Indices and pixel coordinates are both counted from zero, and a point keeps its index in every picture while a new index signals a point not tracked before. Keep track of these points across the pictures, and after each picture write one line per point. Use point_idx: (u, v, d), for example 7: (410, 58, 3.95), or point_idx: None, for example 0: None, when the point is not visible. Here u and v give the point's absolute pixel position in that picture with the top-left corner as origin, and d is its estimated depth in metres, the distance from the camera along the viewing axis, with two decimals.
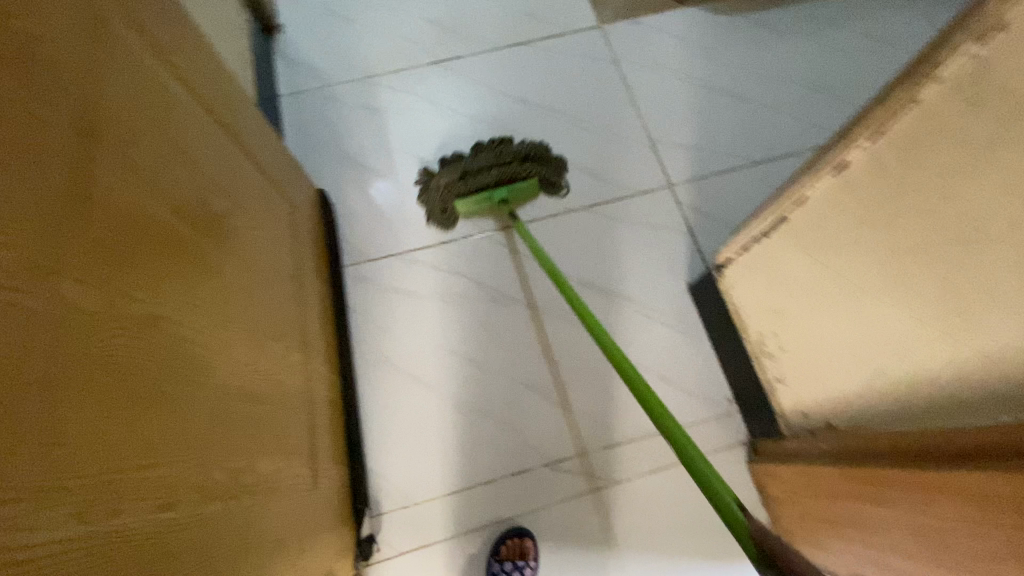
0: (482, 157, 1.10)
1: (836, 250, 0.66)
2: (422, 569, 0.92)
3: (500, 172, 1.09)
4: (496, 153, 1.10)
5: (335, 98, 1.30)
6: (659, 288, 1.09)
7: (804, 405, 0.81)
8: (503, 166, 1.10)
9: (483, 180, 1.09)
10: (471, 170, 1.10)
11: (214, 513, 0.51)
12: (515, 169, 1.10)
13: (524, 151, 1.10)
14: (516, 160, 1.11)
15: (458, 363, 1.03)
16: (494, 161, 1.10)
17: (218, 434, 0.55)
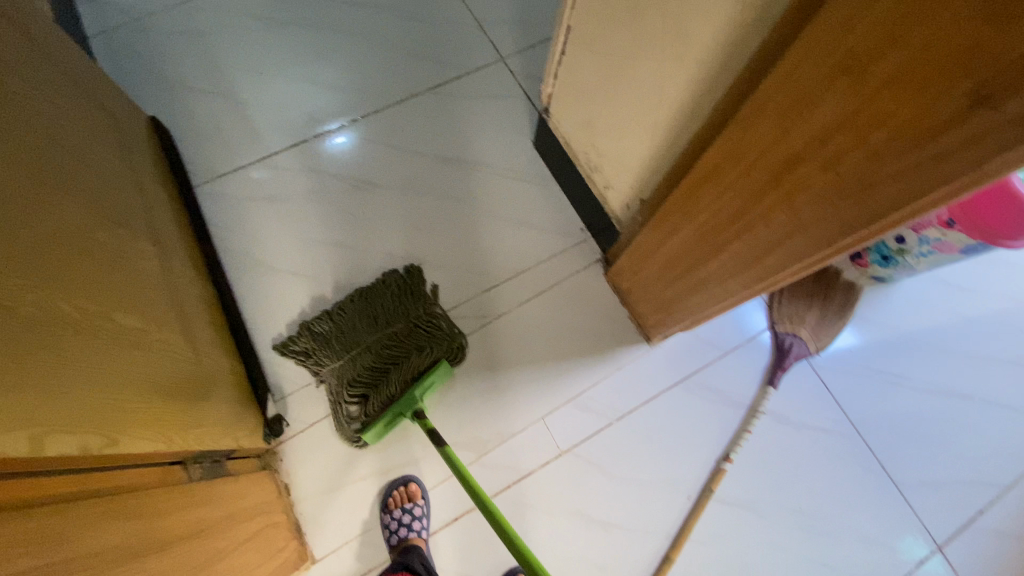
0: (364, 336, 0.95)
1: (602, 37, 0.77)
2: (333, 433, 0.96)
3: (400, 373, 0.92)
4: (377, 317, 0.96)
5: (151, 30, 1.24)
6: (508, 149, 1.19)
7: (625, 197, 0.94)
8: (392, 331, 0.96)
9: (388, 390, 0.92)
10: (366, 363, 0.93)
11: (34, 331, 0.50)
12: (413, 359, 0.94)
13: (406, 318, 0.97)
14: (411, 347, 0.94)
15: (331, 249, 1.09)
16: (378, 338, 0.95)
17: (27, 271, 0.53)
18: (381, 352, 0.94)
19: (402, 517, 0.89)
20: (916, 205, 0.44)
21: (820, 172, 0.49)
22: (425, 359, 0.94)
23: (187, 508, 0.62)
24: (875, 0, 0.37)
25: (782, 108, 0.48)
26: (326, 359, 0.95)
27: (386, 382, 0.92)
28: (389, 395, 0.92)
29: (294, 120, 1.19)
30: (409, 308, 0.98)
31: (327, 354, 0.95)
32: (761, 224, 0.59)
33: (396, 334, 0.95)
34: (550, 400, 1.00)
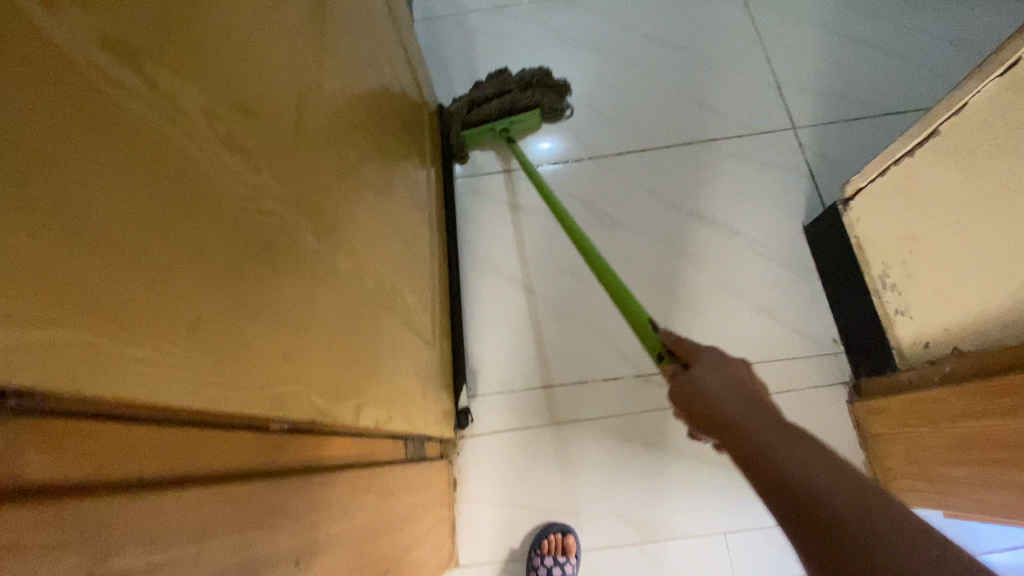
0: (485, 88, 1.17)
1: (993, 157, 0.64)
2: (507, 451, 0.96)
3: (503, 103, 1.14)
4: (501, 85, 1.16)
5: (465, 25, 1.37)
6: (770, 225, 1.08)
7: (928, 335, 0.78)
8: (506, 87, 1.16)
9: (490, 109, 1.15)
10: (480, 100, 1.17)
11: (372, 306, 0.54)
12: (516, 94, 1.14)
13: (531, 79, 1.16)
14: (516, 86, 1.15)
15: (558, 272, 1.08)
16: (495, 89, 1.16)
17: (372, 243, 0.58)
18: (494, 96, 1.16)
19: (552, 568, 0.85)
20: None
21: None
22: (525, 95, 1.13)
23: (405, 489, 0.66)
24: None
25: None
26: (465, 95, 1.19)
27: (489, 103, 1.15)
28: (496, 108, 1.14)
29: None
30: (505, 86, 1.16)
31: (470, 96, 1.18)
32: None
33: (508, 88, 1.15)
34: (738, 514, 0.89)
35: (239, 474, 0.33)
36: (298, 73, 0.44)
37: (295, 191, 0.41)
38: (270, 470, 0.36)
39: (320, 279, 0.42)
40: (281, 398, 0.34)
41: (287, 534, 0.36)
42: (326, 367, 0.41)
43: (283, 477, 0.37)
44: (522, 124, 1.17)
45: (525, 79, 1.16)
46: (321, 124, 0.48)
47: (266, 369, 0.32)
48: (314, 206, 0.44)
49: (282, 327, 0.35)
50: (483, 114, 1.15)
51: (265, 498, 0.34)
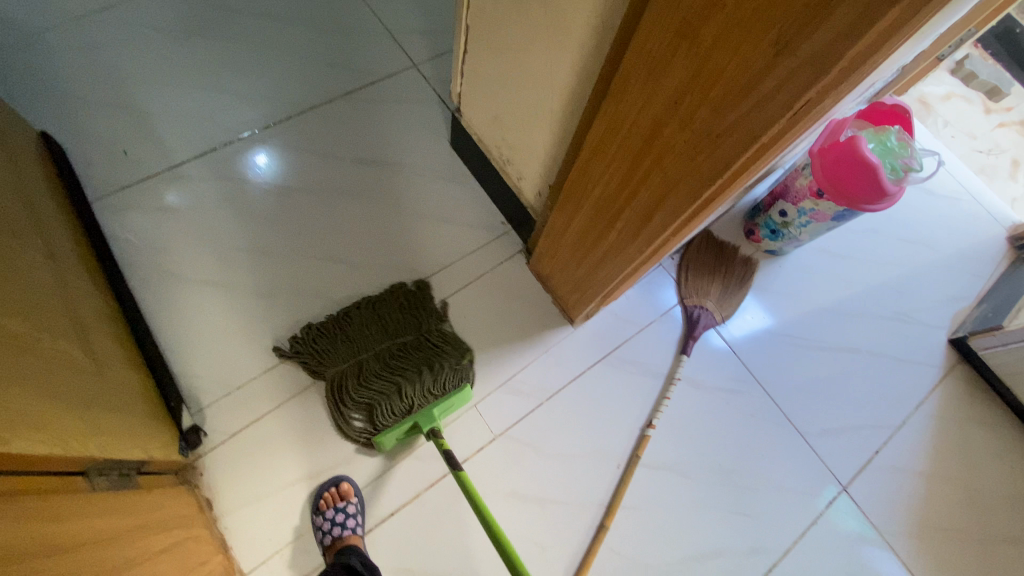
0: (376, 340, 0.99)
1: (496, 31, 0.82)
2: (255, 443, 0.93)
3: (405, 355, 0.97)
4: (383, 326, 1.01)
5: (42, 43, 1.19)
6: (425, 150, 1.22)
7: (537, 187, 0.99)
8: (400, 342, 0.99)
9: (392, 374, 0.95)
10: (369, 370, 0.95)
11: None
12: (437, 373, 0.96)
13: (413, 329, 1.02)
14: (412, 335, 1.01)
15: (253, 257, 1.07)
16: (390, 342, 0.99)
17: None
18: (394, 356, 0.97)
19: (335, 516, 0.87)
20: (755, 147, 0.50)
21: (682, 137, 0.55)
22: (443, 371, 0.96)
23: (91, 514, 0.59)
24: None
25: (644, 78, 0.55)
26: (330, 360, 0.97)
27: (404, 375, 0.94)
28: (410, 399, 0.92)
29: (202, 141, 1.15)
30: (412, 321, 1.03)
31: (331, 355, 0.97)
32: (642, 188, 0.66)
33: (411, 343, 0.99)
34: (481, 386, 1.02)
35: None
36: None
37: None
38: None
39: None
40: None
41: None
42: None
43: None
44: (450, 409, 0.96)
45: (417, 338, 1.01)
46: None
47: None
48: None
49: None
50: (398, 409, 0.92)
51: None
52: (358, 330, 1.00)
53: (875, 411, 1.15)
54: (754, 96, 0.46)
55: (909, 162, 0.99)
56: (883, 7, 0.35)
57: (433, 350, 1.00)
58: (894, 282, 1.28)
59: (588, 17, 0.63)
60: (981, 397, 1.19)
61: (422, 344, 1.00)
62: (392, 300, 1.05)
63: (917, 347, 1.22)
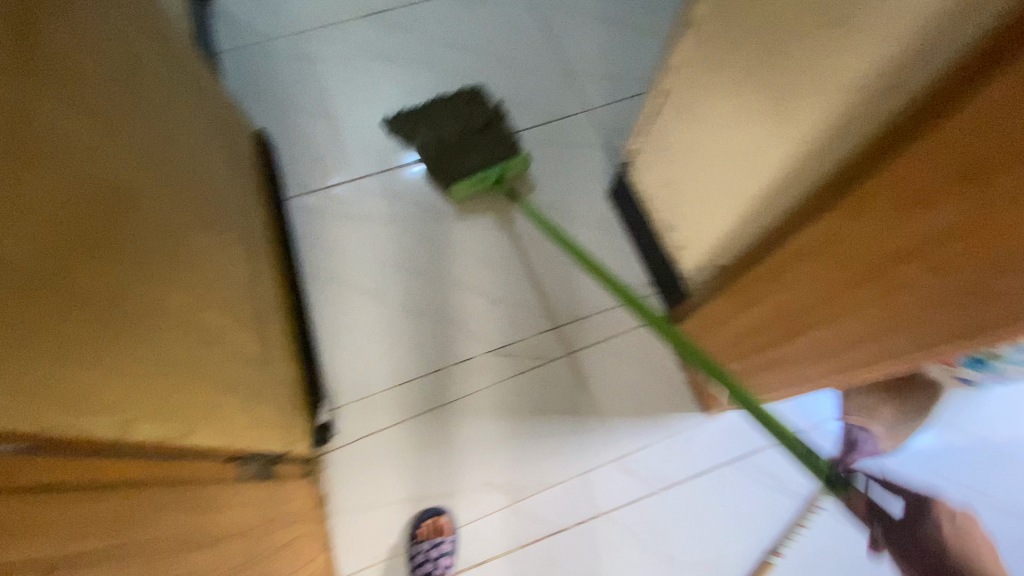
0: (453, 125, 1.16)
1: (699, 104, 0.77)
2: (373, 453, 0.97)
3: (486, 154, 1.14)
4: (461, 118, 1.17)
5: (277, 53, 1.37)
6: (583, 196, 1.20)
7: (699, 263, 0.92)
8: (470, 125, 1.17)
9: (473, 164, 1.13)
10: (447, 140, 1.15)
11: (147, 323, 0.54)
12: (482, 129, 1.17)
13: (486, 114, 1.18)
14: (482, 122, 1.17)
15: (405, 273, 1.12)
16: (460, 127, 1.16)
17: (147, 265, 0.57)
18: (462, 137, 1.15)
19: (429, 551, 0.88)
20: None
21: (933, 279, 0.47)
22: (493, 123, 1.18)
23: (237, 506, 0.65)
24: (987, 131, 0.36)
25: (890, 207, 0.47)
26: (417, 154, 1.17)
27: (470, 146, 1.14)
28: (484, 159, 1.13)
29: (378, 149, 1.25)
30: (478, 108, 1.19)
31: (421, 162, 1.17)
32: (856, 311, 0.57)
33: (478, 127, 1.16)
34: (593, 455, 0.97)
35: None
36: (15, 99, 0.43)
37: (28, 213, 0.41)
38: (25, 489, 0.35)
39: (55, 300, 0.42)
40: None
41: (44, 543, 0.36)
42: (60, 382, 0.41)
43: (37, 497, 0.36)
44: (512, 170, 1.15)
45: (487, 119, 1.18)
46: (71, 148, 0.49)
47: None
48: (52, 229, 0.44)
49: None
50: (469, 168, 1.13)
51: (6, 503, 0.33)
52: (422, 111, 1.19)
53: None
54: None
55: None
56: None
57: (496, 116, 1.19)
58: None
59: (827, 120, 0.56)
60: None
61: (473, 106, 1.20)
62: (461, 98, 1.21)
63: None
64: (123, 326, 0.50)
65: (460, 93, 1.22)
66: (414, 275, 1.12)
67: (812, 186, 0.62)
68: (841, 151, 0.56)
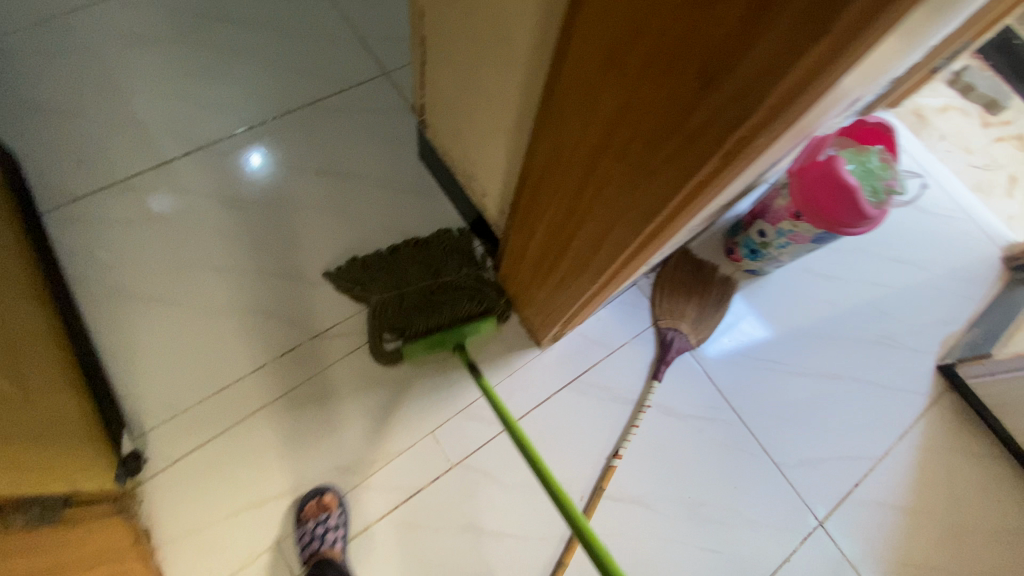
0: (418, 283, 0.99)
1: (449, 44, 0.78)
2: (200, 469, 0.89)
3: (449, 303, 0.97)
4: (427, 264, 1.04)
5: (5, 49, 1.16)
6: (394, 161, 1.17)
7: (499, 204, 0.95)
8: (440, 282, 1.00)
9: (435, 316, 0.96)
10: (406, 292, 0.99)
11: None
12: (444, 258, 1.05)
13: (453, 263, 1.04)
14: (459, 286, 1.00)
15: (208, 272, 1.03)
16: (426, 275, 1.02)
17: None
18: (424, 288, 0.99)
19: (316, 529, 0.85)
20: (696, 183, 0.45)
21: (618, 168, 0.51)
22: (453, 268, 1.03)
23: None
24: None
25: (579, 101, 0.51)
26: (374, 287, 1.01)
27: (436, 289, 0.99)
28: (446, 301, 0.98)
29: (157, 144, 1.12)
30: (450, 256, 1.06)
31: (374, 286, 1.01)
32: (588, 216, 0.61)
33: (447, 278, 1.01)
34: (438, 413, 0.97)
35: None
36: None
37: None
38: None
39: None
40: None
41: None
42: None
43: None
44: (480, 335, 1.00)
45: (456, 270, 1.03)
46: None
47: None
48: None
49: None
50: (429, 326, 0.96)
51: None
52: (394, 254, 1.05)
53: (856, 442, 1.10)
54: (682, 133, 0.42)
55: (892, 184, 0.94)
56: (827, 12, 0.29)
57: (465, 266, 1.05)
58: (880, 304, 1.23)
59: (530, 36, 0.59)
60: (969, 427, 1.14)
61: (451, 260, 1.04)
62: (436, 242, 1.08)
63: (903, 374, 1.17)
64: None
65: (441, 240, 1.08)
66: (218, 273, 1.03)
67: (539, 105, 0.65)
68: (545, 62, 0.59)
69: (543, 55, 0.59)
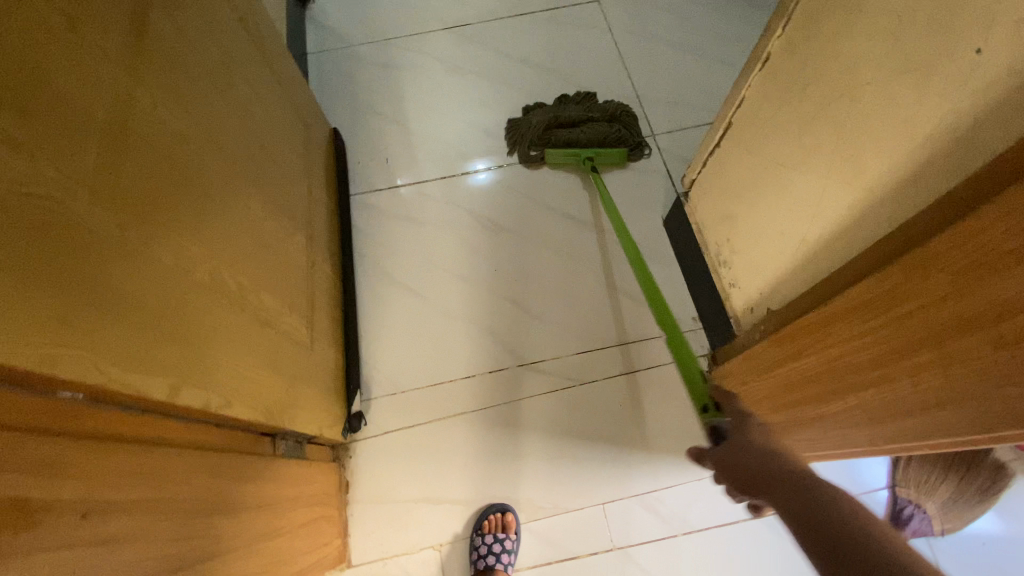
0: (572, 110, 1.25)
1: (763, 139, 0.75)
2: (400, 448, 1.00)
3: (590, 124, 1.23)
4: (586, 106, 1.26)
5: (363, 57, 1.46)
6: (637, 221, 1.18)
7: (749, 303, 0.89)
8: (590, 114, 1.25)
9: (576, 135, 1.22)
10: (563, 116, 1.25)
11: (207, 304, 0.60)
12: (597, 104, 1.27)
13: (606, 110, 1.25)
14: (603, 115, 1.25)
15: (452, 278, 1.15)
16: (580, 108, 1.26)
17: (209, 246, 0.63)
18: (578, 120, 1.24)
19: (493, 544, 0.88)
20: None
21: (994, 356, 0.43)
22: (604, 107, 1.26)
23: (264, 480, 0.69)
24: None
25: (965, 268, 0.43)
26: (537, 112, 1.28)
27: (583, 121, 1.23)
28: (587, 129, 1.22)
29: (443, 155, 1.30)
30: (605, 105, 1.27)
31: (537, 111, 1.28)
32: (908, 379, 0.52)
33: (597, 116, 1.25)
34: (616, 486, 0.95)
35: (28, 430, 0.37)
36: (105, 91, 0.48)
37: (106, 190, 0.46)
38: (72, 440, 0.40)
39: (124, 264, 0.47)
40: (56, 358, 0.39)
41: (81, 490, 0.40)
42: (124, 345, 0.46)
43: (84, 444, 0.41)
44: (606, 158, 1.22)
45: (606, 113, 1.25)
46: (151, 136, 0.55)
47: (39, 331, 0.37)
48: (126, 209, 0.49)
49: (61, 307, 0.39)
50: (570, 141, 1.22)
51: (54, 446, 0.38)
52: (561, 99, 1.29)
53: None
54: None
55: None
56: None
57: (614, 115, 1.26)
58: None
59: (905, 165, 0.53)
60: None
61: (606, 104, 1.26)
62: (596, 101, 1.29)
63: None
64: (182, 306, 0.55)
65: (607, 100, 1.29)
66: (461, 280, 1.15)
67: (873, 237, 0.58)
68: (915, 204, 0.52)
69: (913, 194, 0.52)
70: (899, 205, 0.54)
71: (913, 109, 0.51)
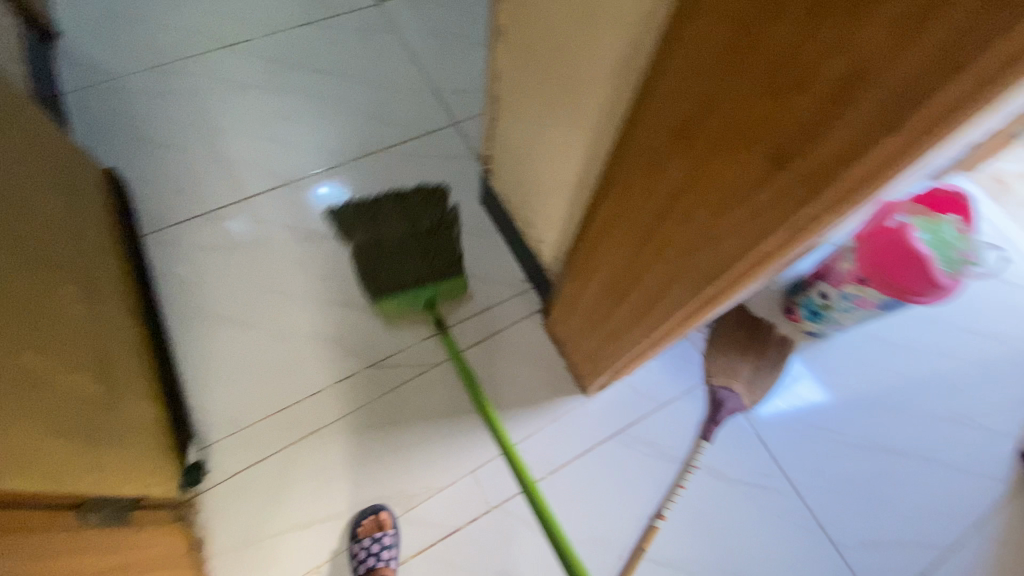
0: (396, 228, 1.04)
1: (520, 104, 0.84)
2: (254, 485, 0.94)
3: (418, 273, 1.01)
4: (408, 217, 1.06)
5: (132, 90, 1.33)
6: (455, 204, 1.23)
7: (555, 253, 0.98)
8: (417, 228, 1.06)
9: (405, 292, 0.99)
10: (385, 249, 1.02)
11: None
12: (421, 216, 1.07)
13: (435, 217, 1.08)
14: (431, 221, 1.07)
15: (279, 299, 1.10)
16: (405, 230, 1.05)
17: None
18: (403, 244, 1.03)
19: (371, 546, 0.88)
20: (768, 249, 0.46)
21: (681, 234, 0.53)
22: (430, 202, 1.09)
23: (71, 557, 0.61)
24: (692, 78, 0.42)
25: (647, 167, 0.52)
26: (354, 232, 1.06)
27: (410, 258, 1.02)
28: (419, 260, 1.02)
29: (246, 177, 1.24)
30: (433, 207, 1.09)
31: (356, 230, 1.06)
32: (646, 273, 0.62)
33: (424, 228, 1.05)
34: (483, 451, 0.98)
35: None
36: None
37: None
38: None
39: None
40: None
41: None
42: None
43: None
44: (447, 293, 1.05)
45: (436, 224, 1.06)
46: None
47: None
48: None
49: None
50: (403, 285, 1.00)
51: None
52: (373, 204, 1.07)
53: (925, 529, 1.01)
54: (750, 206, 0.43)
55: (969, 256, 0.90)
56: (908, 108, 0.30)
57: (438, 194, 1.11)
58: (950, 376, 1.15)
59: (603, 100, 0.62)
60: None
61: (429, 203, 1.08)
62: (417, 196, 1.10)
63: (981, 458, 1.08)
64: None
65: (423, 191, 1.11)
66: (289, 298, 1.10)
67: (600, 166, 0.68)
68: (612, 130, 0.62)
69: (612, 123, 0.62)
70: (609, 134, 0.64)
71: (592, 51, 0.61)
